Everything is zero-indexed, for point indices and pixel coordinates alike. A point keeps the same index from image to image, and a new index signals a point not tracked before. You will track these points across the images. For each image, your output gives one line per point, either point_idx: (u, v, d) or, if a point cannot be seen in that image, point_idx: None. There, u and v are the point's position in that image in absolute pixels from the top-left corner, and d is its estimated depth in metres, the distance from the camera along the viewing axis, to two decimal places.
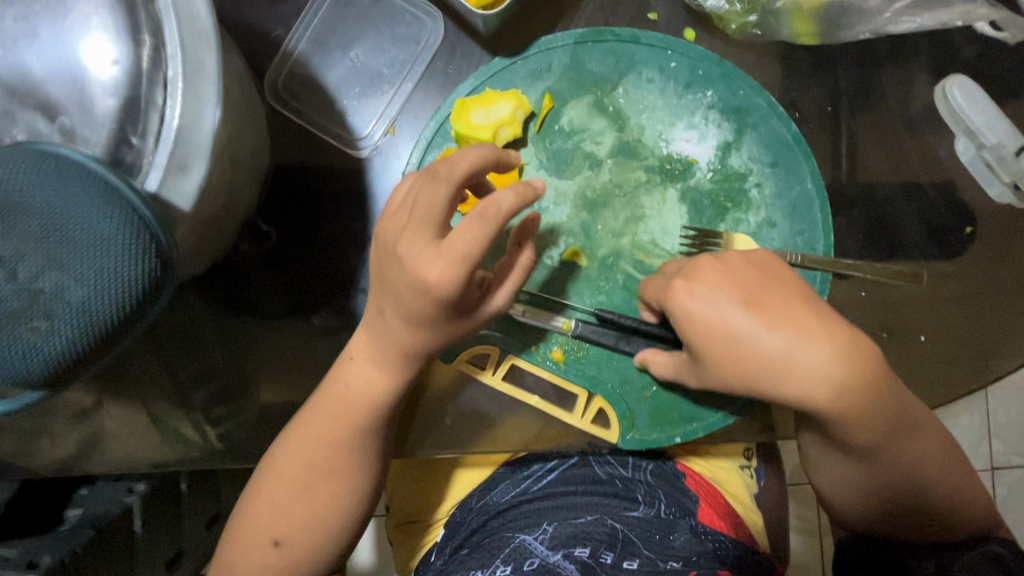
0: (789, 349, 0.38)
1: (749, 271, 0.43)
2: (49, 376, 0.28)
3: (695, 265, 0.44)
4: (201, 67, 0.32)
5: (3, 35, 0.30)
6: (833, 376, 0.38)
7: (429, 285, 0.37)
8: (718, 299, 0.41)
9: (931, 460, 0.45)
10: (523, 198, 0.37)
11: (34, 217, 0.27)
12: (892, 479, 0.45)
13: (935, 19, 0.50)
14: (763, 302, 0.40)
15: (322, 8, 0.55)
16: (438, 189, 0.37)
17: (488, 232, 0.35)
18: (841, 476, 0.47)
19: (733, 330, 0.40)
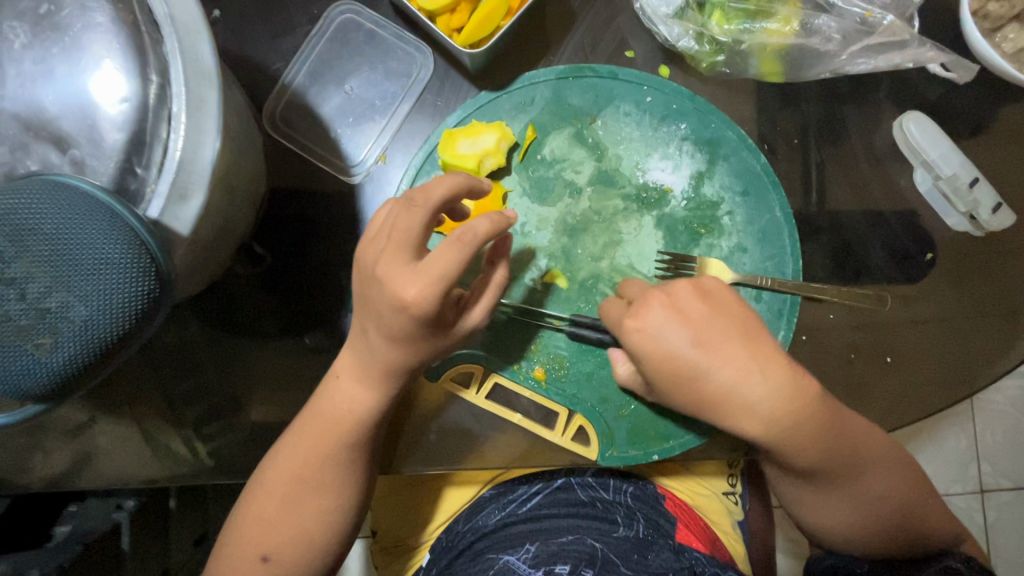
0: (730, 384, 0.40)
1: (696, 303, 0.43)
2: (48, 391, 0.30)
3: (645, 297, 0.44)
4: (202, 104, 0.35)
5: (21, 74, 0.33)
6: (769, 410, 0.40)
7: (407, 305, 0.40)
8: (667, 334, 0.42)
9: (885, 485, 0.47)
10: (497, 224, 0.42)
11: (42, 239, 0.29)
12: (844, 502, 0.47)
13: (888, 61, 0.54)
14: (708, 338, 0.41)
15: (319, 44, 0.59)
16: (416, 215, 0.41)
17: (464, 254, 0.39)
18: (798, 497, 0.49)
19: (683, 364, 0.41)
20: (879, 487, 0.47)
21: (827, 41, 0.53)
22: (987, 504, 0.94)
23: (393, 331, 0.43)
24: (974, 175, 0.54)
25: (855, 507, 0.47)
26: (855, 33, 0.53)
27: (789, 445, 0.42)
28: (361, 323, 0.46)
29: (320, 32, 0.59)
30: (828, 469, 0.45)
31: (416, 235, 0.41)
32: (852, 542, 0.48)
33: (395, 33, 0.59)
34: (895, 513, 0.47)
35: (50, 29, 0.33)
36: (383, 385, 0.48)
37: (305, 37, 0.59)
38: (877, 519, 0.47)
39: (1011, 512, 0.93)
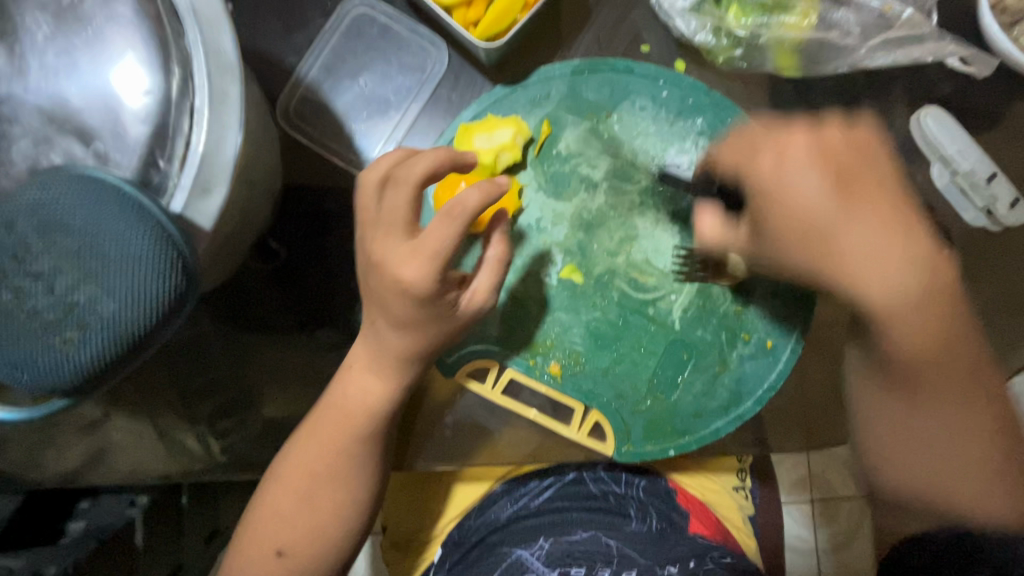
0: (858, 239, 0.38)
1: (845, 150, 0.39)
2: (72, 386, 0.29)
3: (787, 136, 0.40)
4: (225, 96, 0.35)
5: (45, 67, 0.33)
6: (898, 271, 0.38)
7: (408, 285, 0.41)
8: (808, 175, 0.39)
9: (986, 429, 0.41)
10: (489, 195, 0.42)
11: (70, 233, 0.28)
12: (941, 433, 0.42)
13: (907, 55, 0.53)
14: (849, 184, 0.38)
15: (333, 38, 0.58)
16: (405, 189, 0.42)
17: (455, 229, 0.40)
18: (891, 420, 0.44)
19: (817, 211, 0.39)
20: (979, 424, 0.41)
21: (846, 35, 0.53)
22: None
23: (416, 318, 0.44)
24: (992, 171, 0.54)
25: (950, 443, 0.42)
26: (873, 26, 0.53)
27: (900, 320, 0.40)
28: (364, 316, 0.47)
29: (334, 26, 0.58)
30: (931, 371, 0.41)
31: (408, 211, 0.42)
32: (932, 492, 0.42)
33: (409, 27, 0.59)
34: (991, 469, 0.41)
35: (73, 21, 0.33)
36: (390, 372, 0.48)
37: (319, 31, 0.58)
38: (972, 466, 0.41)
39: None
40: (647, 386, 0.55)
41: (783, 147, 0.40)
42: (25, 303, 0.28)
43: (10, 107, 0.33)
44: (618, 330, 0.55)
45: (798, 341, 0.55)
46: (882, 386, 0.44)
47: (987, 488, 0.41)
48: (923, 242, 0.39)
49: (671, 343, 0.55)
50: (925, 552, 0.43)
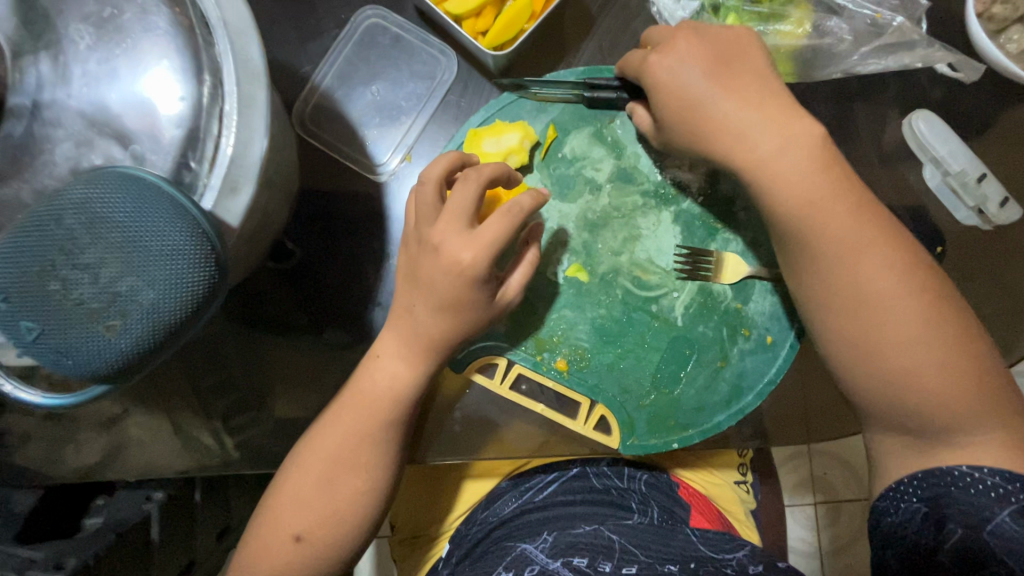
0: (731, 117, 0.45)
1: (717, 41, 0.47)
2: (111, 370, 0.31)
3: (673, 35, 0.48)
4: (252, 101, 0.37)
5: (86, 74, 0.35)
6: (766, 149, 0.44)
7: (463, 268, 0.46)
8: (687, 69, 0.46)
9: (923, 311, 0.42)
10: (539, 200, 0.48)
11: (115, 228, 0.30)
12: (882, 323, 0.43)
13: (898, 61, 0.55)
14: (722, 71, 0.46)
15: (346, 47, 0.61)
16: (468, 186, 0.47)
17: (512, 223, 0.46)
18: (835, 316, 0.45)
19: (691, 95, 0.46)
20: (914, 305, 0.43)
21: (839, 42, 0.56)
22: None
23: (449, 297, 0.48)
24: (982, 171, 0.56)
25: (900, 333, 0.42)
26: (866, 34, 0.55)
27: (790, 194, 0.44)
28: (404, 302, 0.51)
29: (347, 36, 0.61)
30: (852, 253, 0.43)
31: (469, 206, 0.47)
32: (893, 390, 0.43)
33: (419, 36, 0.61)
34: (934, 352, 0.42)
35: (113, 32, 0.35)
36: (422, 360, 0.51)
37: (333, 40, 0.61)
38: (920, 350, 0.42)
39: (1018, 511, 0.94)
40: (651, 381, 0.57)
41: (667, 49, 0.47)
42: (70, 294, 0.30)
43: (55, 112, 0.35)
44: (622, 326, 0.57)
45: (797, 338, 0.56)
46: (817, 274, 0.45)
47: (936, 373, 0.42)
48: (797, 120, 0.45)
49: (674, 340, 0.57)
50: (905, 504, 0.43)
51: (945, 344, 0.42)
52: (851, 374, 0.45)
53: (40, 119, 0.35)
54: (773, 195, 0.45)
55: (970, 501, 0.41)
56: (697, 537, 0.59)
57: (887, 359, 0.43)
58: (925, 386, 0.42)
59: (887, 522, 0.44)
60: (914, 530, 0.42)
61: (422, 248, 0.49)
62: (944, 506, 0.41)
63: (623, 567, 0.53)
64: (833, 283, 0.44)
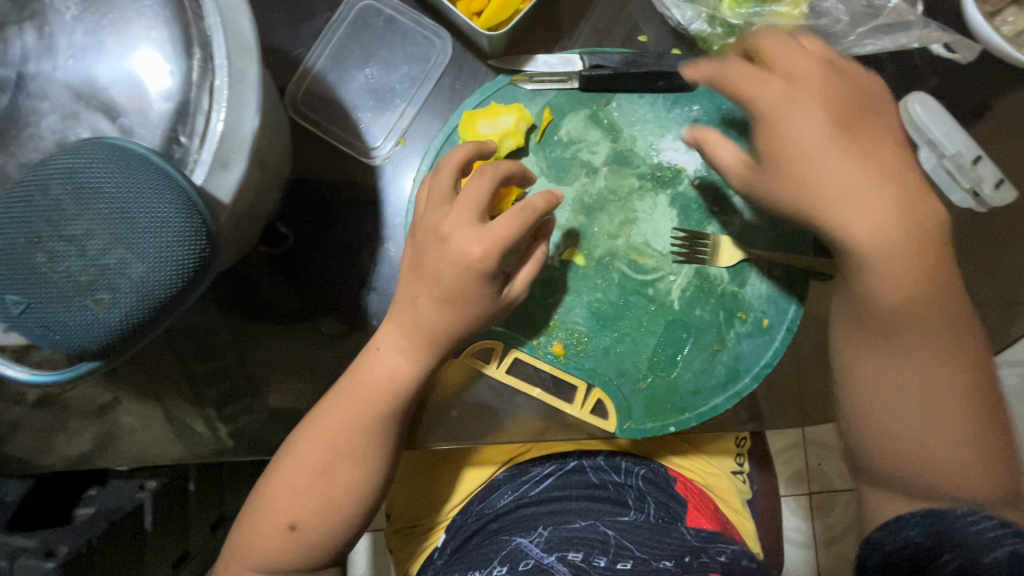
0: (837, 172, 0.42)
1: (839, 100, 0.44)
2: (99, 347, 0.31)
3: (792, 86, 0.44)
4: (244, 75, 0.36)
5: (73, 46, 0.34)
6: (878, 217, 0.42)
7: (472, 261, 0.46)
8: (805, 111, 0.43)
9: (970, 394, 0.43)
10: (551, 201, 0.48)
11: (102, 199, 0.29)
12: (920, 393, 0.44)
13: (894, 42, 0.55)
14: (843, 129, 0.43)
15: (340, 29, 0.60)
16: (489, 182, 0.47)
17: (523, 223, 0.46)
18: (878, 372, 0.46)
19: (804, 150, 0.43)
20: (960, 386, 0.43)
21: (834, 23, 0.56)
22: None
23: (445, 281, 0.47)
24: (976, 153, 0.56)
25: (931, 405, 0.44)
26: (863, 15, 0.55)
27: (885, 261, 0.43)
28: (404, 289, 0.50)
29: (341, 18, 0.60)
30: (915, 329, 0.44)
31: (481, 198, 0.47)
32: (912, 453, 0.44)
33: (414, 18, 0.60)
34: (961, 432, 0.43)
35: (100, 3, 0.35)
36: (422, 347, 0.51)
37: (326, 22, 0.60)
38: (946, 425, 0.43)
39: None
40: (648, 365, 0.57)
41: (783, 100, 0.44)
42: (56, 266, 0.29)
43: (40, 84, 0.34)
44: (619, 310, 0.57)
45: (793, 321, 0.56)
46: (870, 332, 0.46)
47: (956, 451, 0.43)
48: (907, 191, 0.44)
49: (670, 323, 0.57)
50: (899, 535, 0.42)
51: (973, 431, 0.43)
52: (868, 429, 0.47)
53: (25, 91, 0.34)
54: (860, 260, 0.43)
55: (964, 539, 0.38)
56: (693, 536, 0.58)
57: (911, 425, 0.44)
58: (942, 456, 0.43)
59: (876, 552, 0.43)
60: (898, 556, 0.41)
61: (428, 242, 0.48)
62: None
63: (619, 562, 0.53)
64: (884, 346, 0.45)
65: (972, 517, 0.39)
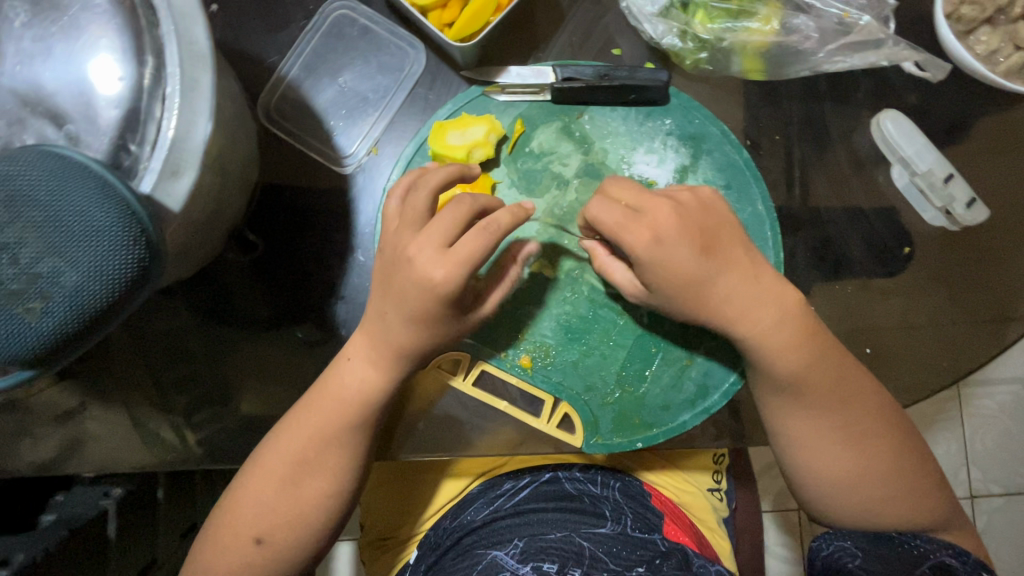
0: (721, 298, 0.46)
1: (692, 210, 0.46)
2: (36, 356, 0.30)
3: (646, 201, 0.46)
4: (196, 84, 0.36)
5: (22, 52, 0.34)
6: (759, 320, 0.46)
7: (435, 284, 0.45)
8: (673, 245, 0.44)
9: (892, 440, 0.48)
10: (518, 217, 0.48)
11: (36, 207, 0.29)
12: (852, 451, 0.48)
13: (864, 59, 0.55)
14: (706, 241, 0.45)
15: (314, 38, 0.60)
16: (465, 205, 0.47)
17: (486, 242, 0.46)
18: (808, 444, 0.49)
19: (686, 276, 0.45)
20: (888, 434, 0.48)
21: (805, 39, 0.55)
22: (977, 510, 0.94)
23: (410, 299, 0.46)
24: (948, 171, 0.55)
25: (868, 462, 0.48)
26: (833, 32, 0.55)
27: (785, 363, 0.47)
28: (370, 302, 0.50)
29: (315, 27, 0.60)
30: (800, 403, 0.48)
31: (454, 224, 0.46)
32: (849, 496, 0.48)
33: (389, 29, 0.61)
34: (894, 477, 0.48)
35: (51, 10, 0.35)
36: (390, 362, 0.50)
37: (301, 31, 0.60)
38: (881, 476, 0.48)
39: (1001, 517, 0.94)
40: (616, 379, 0.56)
41: (649, 212, 0.45)
42: None
43: None
44: (588, 323, 0.56)
45: None
46: (800, 414, 0.48)
47: (893, 494, 0.48)
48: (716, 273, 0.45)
49: (639, 337, 0.56)
50: (837, 542, 0.48)
51: (904, 476, 0.48)
52: (816, 485, 0.49)
53: None
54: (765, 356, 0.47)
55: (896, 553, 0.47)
56: (667, 549, 0.59)
57: (852, 479, 0.48)
58: (876, 496, 0.48)
59: (822, 557, 0.49)
60: (846, 562, 0.47)
61: (394, 260, 0.48)
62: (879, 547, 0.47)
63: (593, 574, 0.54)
64: (809, 421, 0.48)
65: (914, 542, 0.48)
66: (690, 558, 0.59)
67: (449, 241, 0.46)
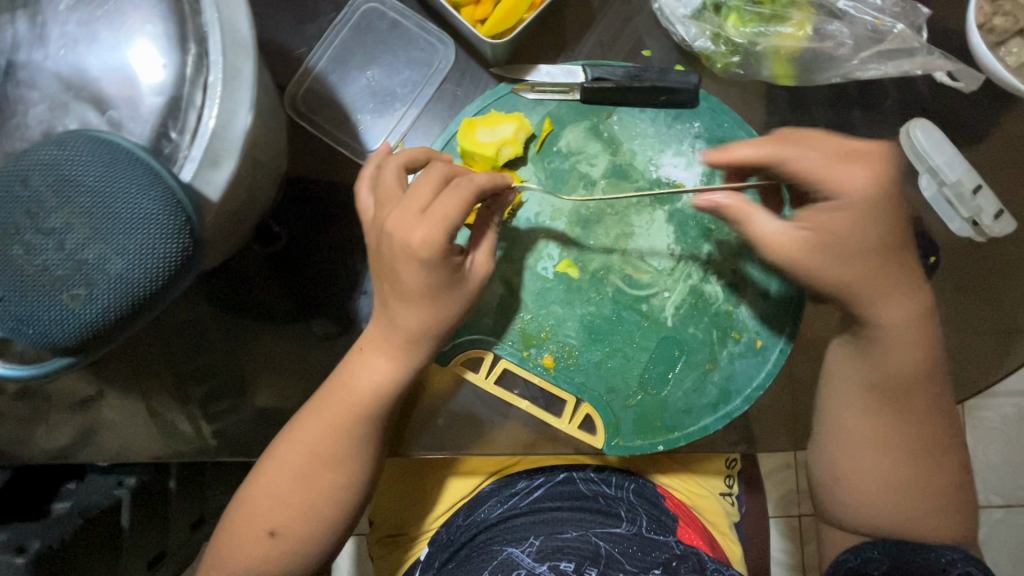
0: (855, 275, 0.49)
1: (847, 174, 0.47)
2: (75, 344, 0.30)
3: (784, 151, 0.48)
4: (238, 73, 0.36)
5: (66, 36, 0.34)
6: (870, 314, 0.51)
7: (414, 249, 0.45)
8: (817, 213, 0.48)
9: (929, 452, 0.51)
10: (496, 178, 0.47)
11: (84, 193, 0.29)
12: (894, 457, 0.52)
13: (897, 67, 0.55)
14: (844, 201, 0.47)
15: (343, 30, 0.60)
16: (440, 171, 0.47)
17: (463, 197, 0.45)
18: (852, 444, 0.53)
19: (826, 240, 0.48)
20: (926, 449, 0.52)
21: (840, 46, 0.55)
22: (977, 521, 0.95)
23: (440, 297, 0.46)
24: (976, 182, 0.55)
25: (901, 468, 0.51)
26: (867, 40, 0.55)
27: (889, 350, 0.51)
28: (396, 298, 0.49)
29: (344, 19, 0.60)
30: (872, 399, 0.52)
31: (430, 190, 0.45)
32: (878, 499, 0.52)
33: (419, 23, 0.60)
34: (921, 487, 0.51)
35: None
36: (414, 358, 0.50)
37: (331, 23, 0.60)
38: (913, 484, 0.51)
39: (1001, 528, 0.94)
40: (638, 381, 0.56)
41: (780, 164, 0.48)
42: (34, 259, 0.28)
43: (30, 73, 0.34)
44: (612, 325, 0.56)
45: (787, 343, 0.56)
46: (865, 414, 0.52)
47: (919, 504, 0.51)
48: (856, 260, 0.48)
49: (663, 340, 0.56)
50: (863, 553, 0.51)
51: (931, 486, 0.51)
52: (853, 486, 0.53)
53: (14, 79, 0.34)
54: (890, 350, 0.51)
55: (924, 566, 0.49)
56: (682, 551, 0.59)
57: (888, 483, 0.52)
58: (904, 503, 0.51)
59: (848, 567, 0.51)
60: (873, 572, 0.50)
61: (380, 238, 0.47)
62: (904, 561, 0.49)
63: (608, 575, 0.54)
64: (865, 424, 0.52)
65: (940, 552, 0.50)
66: (705, 561, 0.58)
67: (424, 206, 0.45)
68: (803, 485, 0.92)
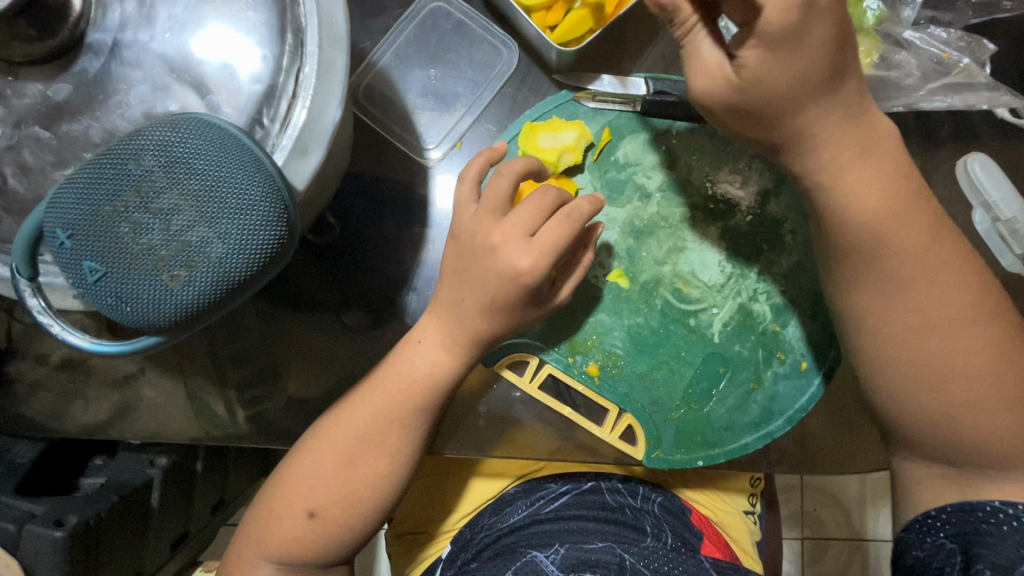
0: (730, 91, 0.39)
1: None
2: (170, 323, 0.30)
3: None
4: (332, 65, 0.35)
5: (174, 19, 0.34)
6: (862, 169, 0.42)
7: (520, 273, 0.46)
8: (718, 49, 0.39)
9: (990, 337, 0.42)
10: (597, 205, 0.49)
11: (194, 175, 0.29)
12: (935, 340, 0.42)
13: (963, 101, 0.55)
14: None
15: (408, 27, 0.60)
16: (549, 196, 0.48)
17: (571, 229, 0.46)
18: (911, 377, 0.43)
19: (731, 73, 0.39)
20: (968, 322, 0.42)
21: (906, 76, 0.56)
22: None
23: (500, 292, 0.47)
24: None
25: (967, 369, 0.41)
26: (933, 71, 0.55)
27: (890, 231, 0.42)
28: (450, 292, 0.49)
29: (410, 16, 0.60)
30: (872, 263, 0.42)
31: (541, 214, 0.47)
32: (947, 430, 0.43)
33: (484, 25, 0.61)
34: (1010, 399, 0.41)
35: None
36: (464, 351, 0.50)
37: (396, 19, 0.60)
38: (970, 373, 0.41)
39: None
40: (681, 396, 0.56)
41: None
42: (139, 238, 0.29)
43: (135, 53, 0.34)
44: (658, 337, 0.56)
45: (832, 367, 0.55)
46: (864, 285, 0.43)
47: (994, 417, 0.41)
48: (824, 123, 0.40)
49: (708, 356, 0.56)
50: (931, 539, 0.43)
51: (993, 373, 0.41)
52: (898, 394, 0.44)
53: (118, 58, 0.34)
54: (838, 202, 0.42)
55: (1001, 542, 0.40)
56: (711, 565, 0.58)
57: (939, 380, 0.42)
58: (984, 422, 0.42)
59: (912, 555, 0.44)
60: (938, 557, 0.42)
61: (473, 249, 0.47)
62: (974, 542, 0.41)
63: None
64: (905, 345, 0.43)
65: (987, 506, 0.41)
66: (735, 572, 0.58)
67: (533, 230, 0.47)
68: (814, 507, 0.92)
